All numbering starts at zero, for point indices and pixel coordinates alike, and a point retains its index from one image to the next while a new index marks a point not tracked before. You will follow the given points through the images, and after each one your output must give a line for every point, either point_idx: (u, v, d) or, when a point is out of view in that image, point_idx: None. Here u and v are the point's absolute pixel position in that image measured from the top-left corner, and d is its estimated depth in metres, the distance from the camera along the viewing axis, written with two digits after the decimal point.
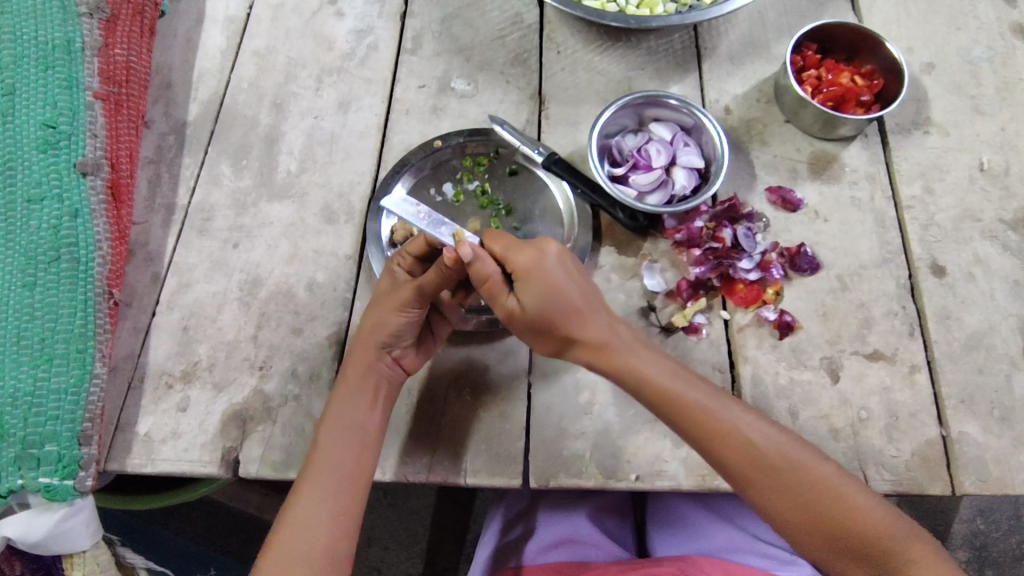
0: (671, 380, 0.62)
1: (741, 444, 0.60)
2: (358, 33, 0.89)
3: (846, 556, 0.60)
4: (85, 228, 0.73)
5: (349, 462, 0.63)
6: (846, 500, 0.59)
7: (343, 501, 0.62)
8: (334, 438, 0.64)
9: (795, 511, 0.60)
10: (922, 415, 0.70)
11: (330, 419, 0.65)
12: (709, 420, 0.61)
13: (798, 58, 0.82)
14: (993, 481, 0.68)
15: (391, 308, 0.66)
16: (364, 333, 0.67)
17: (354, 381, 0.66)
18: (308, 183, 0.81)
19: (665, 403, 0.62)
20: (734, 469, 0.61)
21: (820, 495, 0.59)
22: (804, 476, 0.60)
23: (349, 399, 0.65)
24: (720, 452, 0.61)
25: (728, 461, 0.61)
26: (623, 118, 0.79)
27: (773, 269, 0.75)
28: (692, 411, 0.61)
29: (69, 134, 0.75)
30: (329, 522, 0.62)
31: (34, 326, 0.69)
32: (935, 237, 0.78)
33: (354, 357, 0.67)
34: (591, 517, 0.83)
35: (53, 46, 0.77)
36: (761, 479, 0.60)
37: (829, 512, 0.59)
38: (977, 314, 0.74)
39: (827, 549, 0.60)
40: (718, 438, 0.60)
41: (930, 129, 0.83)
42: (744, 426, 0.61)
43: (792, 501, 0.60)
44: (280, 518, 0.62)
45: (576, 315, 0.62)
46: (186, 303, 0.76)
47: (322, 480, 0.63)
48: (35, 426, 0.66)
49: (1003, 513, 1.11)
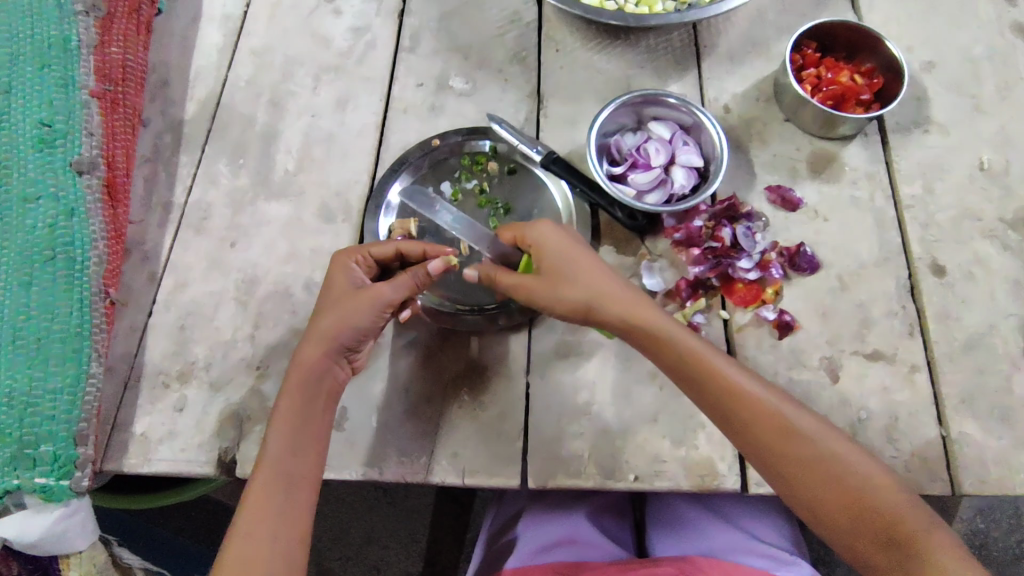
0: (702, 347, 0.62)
1: (774, 413, 0.60)
2: (355, 31, 0.88)
3: (868, 541, 0.58)
4: (81, 227, 0.72)
5: (300, 472, 0.61)
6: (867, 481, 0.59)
7: (296, 511, 0.60)
8: (281, 447, 0.61)
9: (820, 486, 0.59)
10: (922, 415, 0.70)
11: (276, 428, 0.62)
12: (742, 386, 0.60)
13: (797, 57, 0.82)
14: (993, 482, 0.68)
15: (360, 308, 0.63)
16: (323, 328, 0.63)
17: (308, 383, 0.63)
18: (306, 182, 0.81)
19: (700, 368, 0.61)
20: (764, 437, 0.60)
21: (844, 472, 0.59)
22: (827, 453, 0.60)
23: (296, 405, 0.62)
24: (752, 419, 0.60)
25: (757, 430, 0.60)
26: (622, 116, 0.79)
27: (773, 268, 0.75)
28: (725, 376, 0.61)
29: (65, 133, 0.75)
30: (279, 533, 0.59)
31: (29, 326, 0.69)
32: (935, 236, 0.77)
33: (305, 358, 0.63)
34: (589, 517, 0.83)
35: (49, 45, 0.77)
36: (791, 451, 0.59)
37: (856, 487, 0.59)
38: (977, 314, 0.74)
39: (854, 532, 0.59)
40: (748, 402, 0.60)
41: (930, 128, 0.82)
42: (776, 399, 0.61)
43: (818, 477, 0.59)
44: (230, 528, 0.59)
45: (597, 273, 0.63)
46: (183, 302, 0.76)
47: (271, 489, 0.60)
48: (30, 426, 0.66)
49: (1002, 511, 1.11)
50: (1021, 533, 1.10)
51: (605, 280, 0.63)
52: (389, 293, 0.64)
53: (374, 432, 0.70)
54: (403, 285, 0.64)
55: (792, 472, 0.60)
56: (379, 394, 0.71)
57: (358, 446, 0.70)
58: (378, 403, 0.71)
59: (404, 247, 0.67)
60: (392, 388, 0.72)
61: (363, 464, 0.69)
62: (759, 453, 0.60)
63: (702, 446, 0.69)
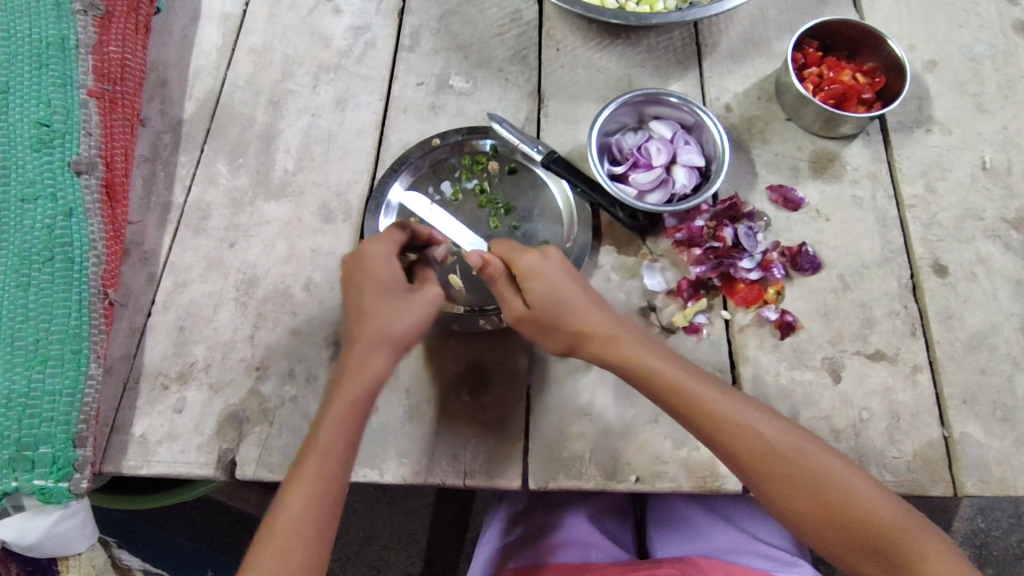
0: (674, 368, 0.62)
1: (753, 433, 0.59)
2: (355, 30, 0.88)
3: (857, 552, 0.59)
4: (79, 228, 0.72)
5: (346, 476, 0.61)
6: (852, 492, 0.59)
7: (334, 512, 0.60)
8: (334, 452, 0.60)
9: (802, 501, 0.59)
10: (924, 416, 0.70)
11: (330, 429, 0.60)
12: (714, 407, 0.60)
13: (799, 56, 0.81)
14: (995, 482, 0.67)
15: (419, 312, 0.63)
16: (393, 334, 0.62)
17: (366, 388, 0.61)
18: (305, 182, 0.80)
19: (677, 392, 0.61)
20: (746, 465, 0.60)
21: (829, 484, 0.59)
22: (808, 464, 0.59)
23: (355, 409, 0.61)
24: (731, 442, 0.59)
25: (740, 458, 0.60)
26: (622, 115, 0.78)
27: (774, 268, 0.75)
28: (704, 405, 0.60)
29: (64, 133, 0.75)
30: (320, 534, 0.59)
31: (28, 327, 0.68)
32: (937, 236, 0.77)
33: (375, 367, 0.62)
34: (591, 518, 0.83)
35: (47, 44, 0.76)
36: (775, 471, 0.59)
37: (842, 505, 0.59)
38: (979, 314, 0.74)
39: (846, 547, 0.59)
40: (722, 423, 0.60)
41: (932, 127, 0.82)
42: (749, 413, 0.60)
43: (801, 491, 0.59)
44: (269, 523, 0.58)
45: (577, 302, 0.63)
46: (182, 303, 0.75)
47: (317, 491, 0.59)
48: (29, 428, 0.66)
49: (1003, 511, 1.11)
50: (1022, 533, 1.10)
51: (576, 306, 0.63)
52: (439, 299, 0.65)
53: (374, 433, 0.70)
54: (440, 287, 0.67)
55: (772, 490, 0.60)
56: (379, 394, 0.71)
57: (358, 447, 0.69)
58: (378, 404, 0.71)
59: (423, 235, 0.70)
60: (392, 389, 0.71)
61: (363, 465, 0.69)
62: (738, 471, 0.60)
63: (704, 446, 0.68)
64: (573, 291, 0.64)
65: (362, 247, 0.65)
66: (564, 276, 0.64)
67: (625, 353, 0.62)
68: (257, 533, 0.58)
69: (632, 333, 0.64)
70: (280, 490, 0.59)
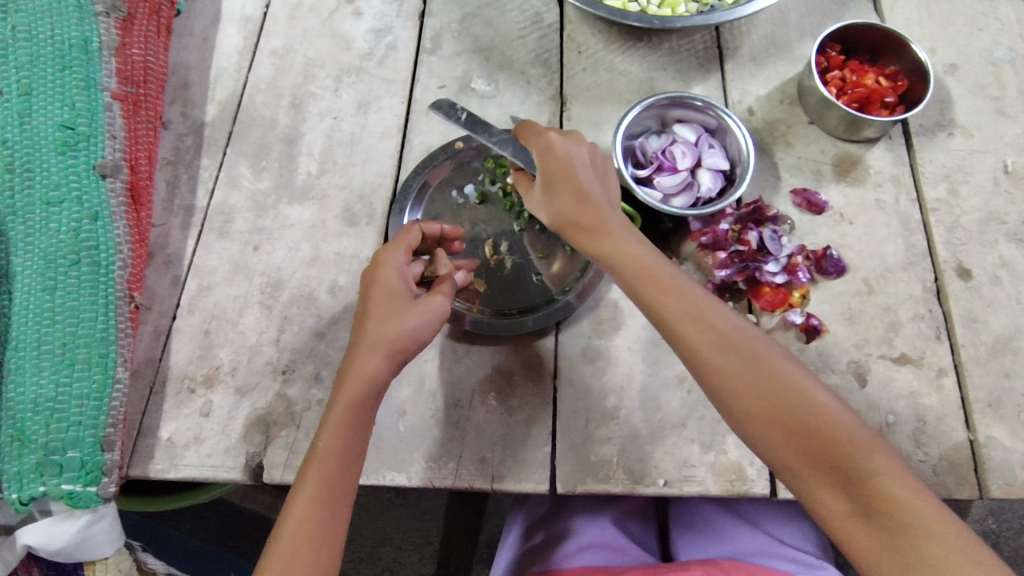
0: (656, 261, 0.59)
1: (716, 328, 0.56)
2: (376, 32, 0.88)
3: (818, 475, 0.53)
4: (105, 231, 0.72)
5: (348, 483, 0.60)
6: (821, 411, 0.53)
7: (340, 519, 0.59)
8: (334, 460, 0.59)
9: (766, 416, 0.54)
10: (949, 419, 0.70)
11: (328, 435, 0.59)
12: (689, 300, 0.57)
13: (822, 59, 0.81)
14: (1021, 485, 0.68)
15: (424, 318, 0.62)
16: (388, 340, 0.61)
17: (364, 394, 0.60)
18: (329, 185, 0.80)
19: (644, 276, 0.58)
20: (705, 357, 0.56)
21: (804, 404, 0.54)
22: (777, 373, 0.55)
23: (352, 413, 0.60)
24: (690, 329, 0.56)
25: (697, 348, 0.56)
26: (646, 119, 0.78)
27: (800, 273, 0.75)
28: (667, 290, 0.58)
29: (88, 135, 0.74)
30: (324, 545, 0.57)
31: (54, 330, 0.68)
32: (961, 239, 0.77)
33: (369, 370, 0.60)
34: (614, 521, 0.83)
35: (70, 46, 0.76)
36: (733, 366, 0.55)
37: (806, 418, 0.53)
38: (1003, 317, 0.74)
39: (805, 467, 0.53)
40: (696, 315, 0.57)
41: (954, 130, 0.82)
42: (719, 312, 0.57)
43: (761, 394, 0.54)
44: (274, 535, 0.57)
45: (571, 180, 0.61)
46: (207, 306, 0.75)
47: (319, 498, 0.58)
48: (57, 432, 0.65)
49: (1014, 512, 1.11)
50: None
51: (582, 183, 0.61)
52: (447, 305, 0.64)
53: (402, 437, 0.70)
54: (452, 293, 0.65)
55: (735, 396, 0.55)
56: (405, 398, 0.71)
57: (385, 450, 0.69)
58: (405, 407, 0.71)
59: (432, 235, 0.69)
60: (419, 392, 0.71)
61: (392, 469, 0.69)
62: (697, 369, 0.56)
63: (731, 450, 0.69)
64: (586, 175, 0.62)
65: (376, 256, 0.65)
66: (575, 158, 0.62)
67: (605, 234, 0.60)
68: (264, 546, 0.58)
69: (621, 221, 0.61)
70: (284, 501, 0.59)
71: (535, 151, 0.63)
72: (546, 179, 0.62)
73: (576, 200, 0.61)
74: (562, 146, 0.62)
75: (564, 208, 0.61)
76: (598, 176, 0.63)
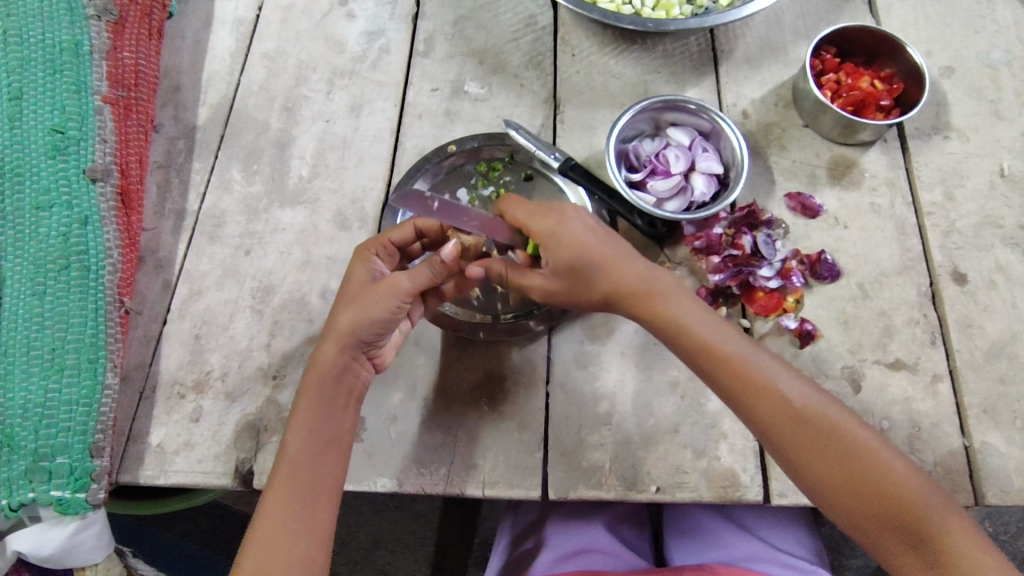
0: (710, 326, 0.61)
1: (778, 395, 0.59)
2: (369, 35, 0.88)
3: (878, 524, 0.57)
4: (95, 236, 0.72)
5: (322, 481, 0.60)
6: (878, 462, 0.58)
7: (317, 516, 0.59)
8: (302, 454, 0.60)
9: (830, 475, 0.58)
10: (944, 425, 0.70)
11: (294, 430, 0.61)
12: (748, 367, 0.59)
13: (818, 62, 0.81)
14: (1016, 492, 0.67)
15: (380, 299, 0.60)
16: (342, 326, 0.61)
17: (326, 386, 0.61)
18: (321, 189, 0.80)
19: (706, 347, 0.60)
20: (770, 424, 0.59)
21: (859, 454, 0.58)
22: (836, 432, 0.58)
23: (316, 405, 0.61)
24: (757, 398, 0.59)
25: (764, 417, 0.59)
26: (640, 122, 0.78)
27: (794, 277, 0.74)
28: (731, 362, 0.60)
29: (78, 139, 0.74)
30: (297, 541, 0.58)
31: (44, 336, 0.68)
32: (956, 244, 0.77)
33: (324, 360, 0.61)
34: (607, 527, 0.82)
35: (61, 49, 0.76)
36: (798, 431, 0.58)
37: (866, 473, 0.57)
38: (999, 322, 0.74)
39: (866, 516, 0.58)
40: (760, 388, 0.59)
41: (950, 134, 0.82)
42: (779, 375, 0.60)
43: (827, 456, 0.58)
44: (249, 533, 0.59)
45: (606, 263, 0.61)
46: (197, 311, 0.75)
47: (291, 493, 0.59)
48: (46, 438, 0.65)
49: (1010, 515, 1.11)
50: None
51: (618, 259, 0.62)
52: (408, 283, 0.61)
53: (393, 443, 0.69)
54: (420, 274, 0.62)
55: (802, 460, 0.58)
56: (396, 404, 0.71)
57: (376, 456, 0.69)
58: (396, 413, 0.70)
59: (423, 227, 0.67)
60: (410, 398, 0.71)
61: (382, 475, 0.68)
62: (764, 433, 0.59)
63: (725, 456, 0.68)
64: (613, 249, 0.62)
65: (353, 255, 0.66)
66: (587, 235, 0.61)
67: (662, 306, 0.61)
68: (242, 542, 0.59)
69: (672, 285, 0.63)
70: (259, 498, 0.60)
71: (544, 239, 0.61)
72: (568, 268, 0.61)
73: (617, 272, 0.62)
74: (569, 222, 0.61)
75: (610, 282, 0.62)
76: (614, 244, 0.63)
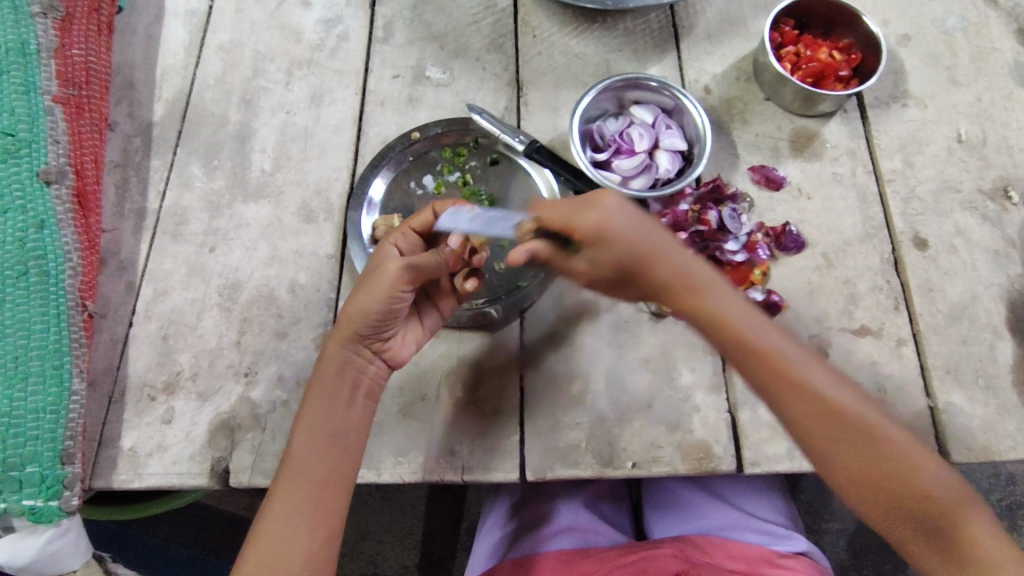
0: (753, 321, 0.56)
1: (812, 389, 0.54)
2: (326, 23, 0.86)
3: (904, 520, 0.53)
4: (52, 240, 0.70)
5: (327, 478, 0.60)
6: (910, 457, 0.53)
7: (321, 513, 0.59)
8: (304, 452, 0.60)
9: (858, 471, 0.53)
10: (909, 388, 0.71)
11: (301, 426, 0.61)
12: (787, 359, 0.55)
13: (776, 34, 0.81)
14: (980, 449, 0.69)
15: (371, 290, 0.60)
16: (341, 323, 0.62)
17: (332, 379, 0.62)
18: (284, 182, 0.79)
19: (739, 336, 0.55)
20: (802, 418, 0.54)
21: (892, 454, 0.53)
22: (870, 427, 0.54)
23: (325, 400, 0.62)
24: (789, 390, 0.54)
25: (790, 408, 0.54)
26: (602, 101, 0.78)
27: (759, 250, 0.75)
28: (768, 353, 0.54)
29: (29, 142, 0.72)
30: (298, 540, 0.58)
31: (5, 343, 0.66)
32: (917, 210, 0.78)
33: (333, 353, 0.62)
34: (587, 504, 0.84)
35: (6, 49, 0.73)
36: (830, 424, 0.53)
37: (894, 468, 0.53)
38: (960, 285, 0.75)
39: (889, 510, 0.53)
40: (796, 382, 0.54)
41: (908, 101, 0.83)
42: (816, 370, 0.55)
43: (859, 450, 0.53)
44: (253, 530, 0.59)
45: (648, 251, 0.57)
46: (164, 311, 0.74)
47: (295, 489, 0.59)
48: (14, 447, 0.64)
49: (980, 473, 1.14)
50: (999, 492, 1.14)
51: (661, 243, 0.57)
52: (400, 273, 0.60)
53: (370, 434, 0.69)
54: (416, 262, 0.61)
55: (831, 456, 0.54)
56: None
57: None
58: None
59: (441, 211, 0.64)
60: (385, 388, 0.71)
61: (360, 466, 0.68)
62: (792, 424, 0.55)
63: (698, 429, 0.69)
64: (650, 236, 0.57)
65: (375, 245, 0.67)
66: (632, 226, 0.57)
67: (694, 297, 0.57)
68: (246, 540, 0.59)
69: (710, 273, 0.58)
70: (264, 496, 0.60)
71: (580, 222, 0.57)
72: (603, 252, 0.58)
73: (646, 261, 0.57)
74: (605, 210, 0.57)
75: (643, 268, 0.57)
76: (657, 231, 0.58)
